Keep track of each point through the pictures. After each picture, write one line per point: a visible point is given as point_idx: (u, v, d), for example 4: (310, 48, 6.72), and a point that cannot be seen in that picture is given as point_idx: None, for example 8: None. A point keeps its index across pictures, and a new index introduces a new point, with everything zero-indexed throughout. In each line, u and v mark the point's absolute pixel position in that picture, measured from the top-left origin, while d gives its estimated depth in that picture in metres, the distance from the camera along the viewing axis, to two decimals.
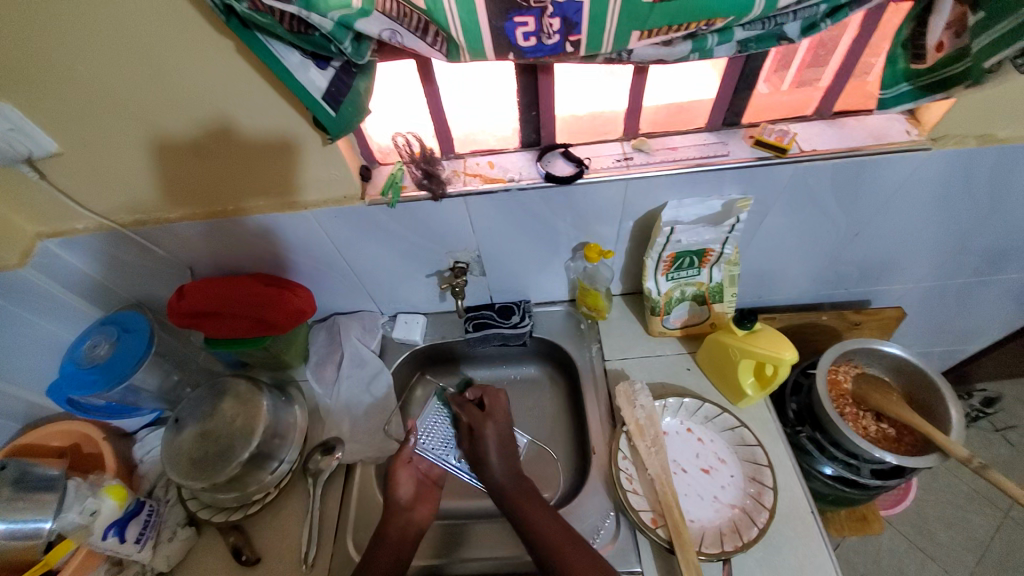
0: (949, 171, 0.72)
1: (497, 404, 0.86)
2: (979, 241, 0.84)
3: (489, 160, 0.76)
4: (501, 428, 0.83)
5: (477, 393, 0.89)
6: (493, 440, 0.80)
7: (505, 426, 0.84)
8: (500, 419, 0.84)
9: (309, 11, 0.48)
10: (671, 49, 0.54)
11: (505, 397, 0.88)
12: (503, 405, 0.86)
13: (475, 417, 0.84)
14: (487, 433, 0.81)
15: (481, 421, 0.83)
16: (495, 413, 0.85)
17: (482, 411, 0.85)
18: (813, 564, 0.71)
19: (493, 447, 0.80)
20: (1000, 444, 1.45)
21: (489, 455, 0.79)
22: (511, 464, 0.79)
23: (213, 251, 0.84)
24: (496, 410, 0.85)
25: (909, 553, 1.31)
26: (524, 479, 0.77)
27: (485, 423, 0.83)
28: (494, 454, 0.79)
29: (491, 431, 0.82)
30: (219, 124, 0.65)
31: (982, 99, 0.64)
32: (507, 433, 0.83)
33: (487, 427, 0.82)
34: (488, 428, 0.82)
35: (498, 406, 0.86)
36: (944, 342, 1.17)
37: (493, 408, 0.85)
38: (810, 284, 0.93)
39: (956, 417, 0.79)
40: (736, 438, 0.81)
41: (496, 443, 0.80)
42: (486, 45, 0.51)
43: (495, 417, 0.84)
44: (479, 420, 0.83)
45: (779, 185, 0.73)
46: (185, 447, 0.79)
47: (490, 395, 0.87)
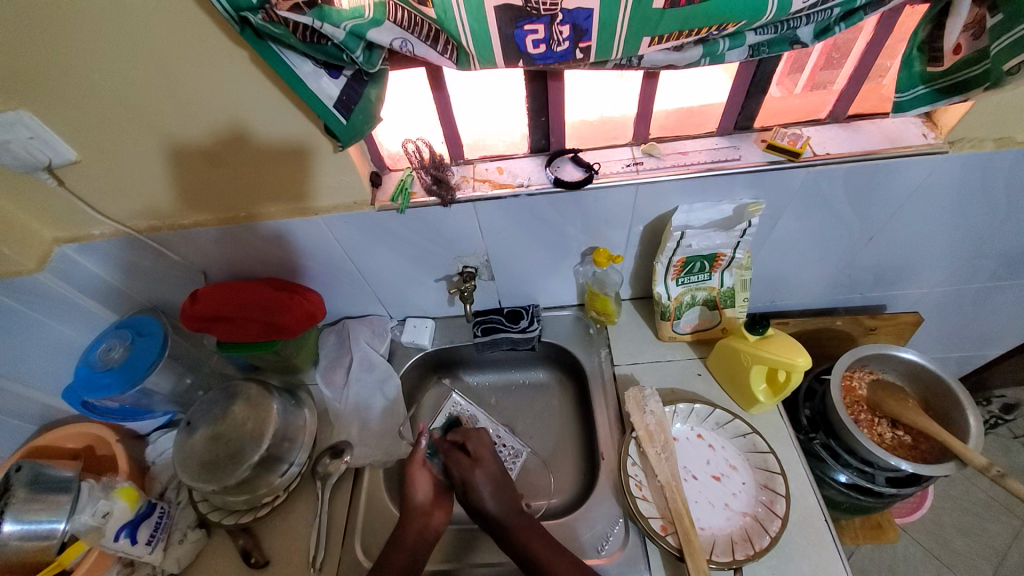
0: (967, 173, 0.71)
1: (483, 446, 0.82)
2: (997, 245, 0.83)
3: (497, 166, 0.76)
4: (491, 471, 0.78)
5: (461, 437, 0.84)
6: (484, 485, 0.76)
7: (494, 469, 0.79)
8: (487, 460, 0.80)
9: (323, 22, 0.48)
10: (681, 54, 0.54)
11: (489, 438, 0.84)
12: (488, 447, 0.82)
13: (462, 465, 0.78)
14: (477, 481, 0.76)
15: (470, 468, 0.77)
16: (483, 457, 0.80)
17: (469, 457, 0.80)
18: (825, 574, 0.69)
19: (486, 491, 0.75)
20: (1020, 451, 1.42)
21: (480, 496, 0.75)
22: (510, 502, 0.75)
23: (225, 256, 0.85)
24: (483, 453, 0.80)
25: (926, 562, 1.28)
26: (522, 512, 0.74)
27: (472, 470, 0.77)
28: (487, 499, 0.74)
29: (481, 477, 0.77)
30: (233, 131, 0.66)
31: (1000, 101, 0.63)
32: (501, 475, 0.78)
33: (476, 475, 0.77)
34: (477, 475, 0.77)
35: (485, 448, 0.81)
36: (961, 348, 1.15)
37: (479, 453, 0.80)
38: (823, 289, 0.92)
39: (975, 426, 0.77)
40: (748, 444, 0.80)
41: (489, 488, 0.76)
42: (496, 53, 0.51)
43: (482, 461, 0.79)
44: (468, 468, 0.78)
45: (791, 189, 0.72)
46: (197, 450, 0.80)
47: (472, 434, 0.83)
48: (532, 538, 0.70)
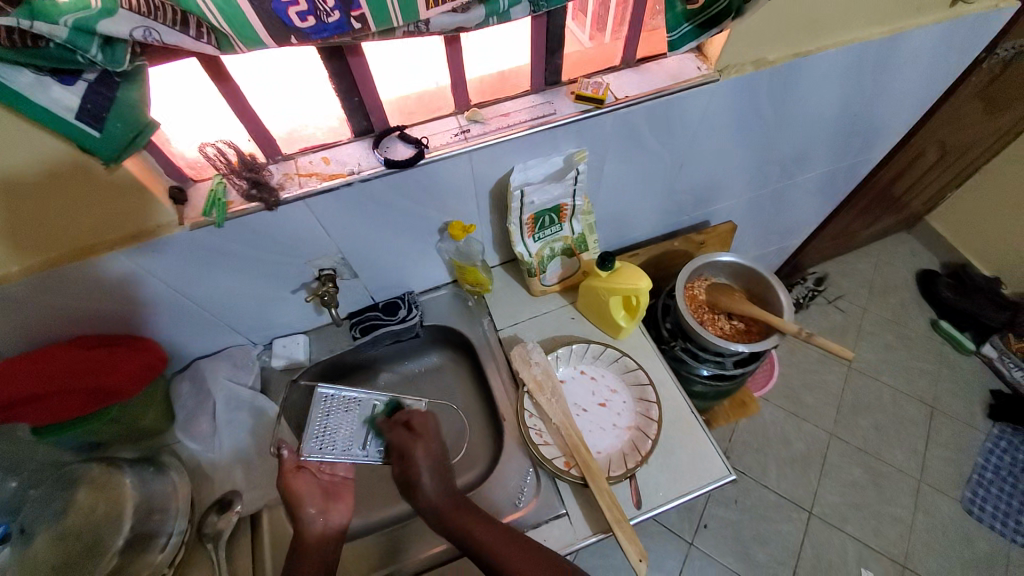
0: (738, 94, 0.83)
1: (426, 424, 0.80)
2: (775, 152, 1.00)
3: (322, 156, 0.71)
4: (434, 448, 0.77)
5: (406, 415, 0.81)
6: (425, 463, 0.74)
7: (436, 447, 0.78)
8: (430, 441, 0.78)
9: (32, 20, 0.41)
10: (467, 15, 0.54)
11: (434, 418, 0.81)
12: (432, 426, 0.80)
13: (404, 439, 0.77)
14: (416, 456, 0.75)
15: (411, 443, 0.76)
16: (424, 434, 0.78)
17: (412, 433, 0.78)
18: (699, 454, 0.81)
19: (425, 469, 0.74)
20: (833, 313, 1.79)
21: (422, 477, 0.73)
22: (445, 483, 0.74)
23: (7, 328, 0.69)
24: (428, 432, 0.79)
25: (787, 420, 1.58)
26: (460, 493, 0.73)
27: (415, 445, 0.76)
28: (425, 474, 0.73)
29: (423, 454, 0.75)
30: (0, 158, 0.52)
31: (747, 29, 0.74)
32: (440, 454, 0.77)
33: (418, 450, 0.75)
34: (417, 451, 0.75)
35: (427, 425, 0.80)
36: (775, 242, 1.39)
37: (423, 431, 0.79)
38: (659, 217, 1.04)
39: (785, 301, 0.94)
40: (621, 367, 0.89)
41: (429, 467, 0.74)
42: (258, 30, 0.47)
43: (424, 438, 0.77)
44: (410, 444, 0.76)
45: (608, 133, 0.79)
46: (41, 556, 0.67)
47: (417, 417, 0.80)
48: (468, 515, 0.69)
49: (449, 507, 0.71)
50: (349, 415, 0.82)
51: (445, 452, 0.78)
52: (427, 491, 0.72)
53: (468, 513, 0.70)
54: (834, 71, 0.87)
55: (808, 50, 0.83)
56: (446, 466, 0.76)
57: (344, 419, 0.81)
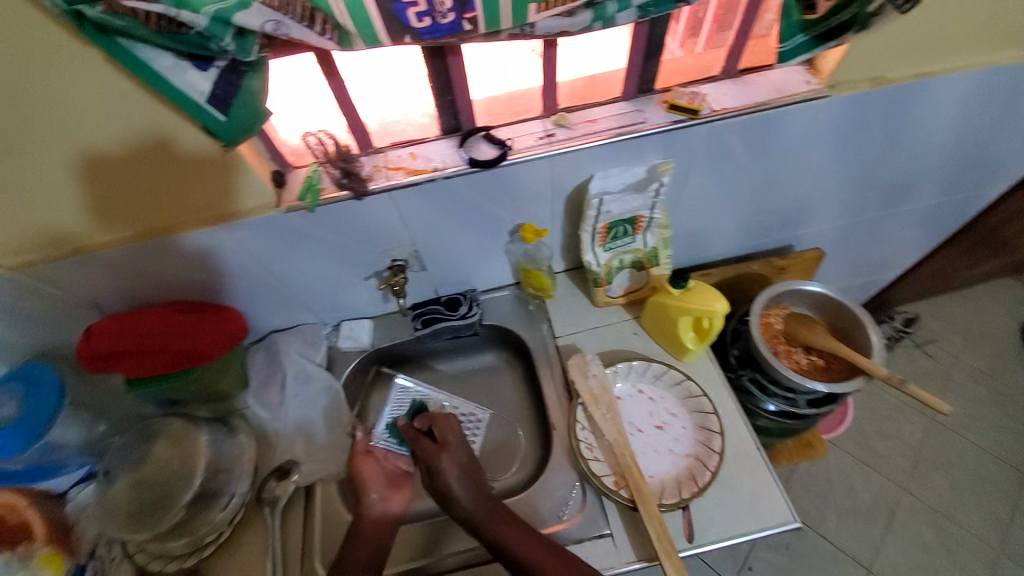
0: (847, 113, 0.77)
1: (451, 433, 0.80)
2: (878, 178, 0.92)
3: (410, 151, 0.73)
4: (458, 456, 0.77)
5: (427, 422, 0.83)
6: (452, 473, 0.74)
7: (461, 453, 0.78)
8: (455, 448, 0.78)
9: (180, 8, 0.45)
10: (573, 20, 0.53)
11: (457, 421, 0.82)
12: (458, 433, 0.81)
13: (428, 449, 0.78)
14: (443, 465, 0.75)
15: (435, 452, 0.77)
16: (449, 441, 0.79)
17: (436, 443, 0.79)
18: (762, 494, 0.76)
19: (452, 475, 0.75)
20: (920, 358, 1.62)
21: (452, 487, 0.73)
22: (479, 492, 0.73)
23: (122, 286, 0.76)
24: (450, 439, 0.79)
25: (854, 468, 1.45)
26: (496, 499, 0.72)
27: (439, 454, 0.77)
28: (455, 484, 0.73)
29: (450, 463, 0.76)
30: (111, 137, 0.58)
31: (864, 45, 0.70)
32: (468, 462, 0.77)
33: (443, 459, 0.76)
34: (444, 461, 0.76)
35: (449, 432, 0.80)
36: (863, 275, 1.28)
37: (446, 438, 0.79)
38: (738, 237, 0.99)
39: (876, 343, 0.87)
40: (683, 391, 0.85)
41: (457, 476, 0.74)
42: (380, 32, 0.49)
43: (448, 446, 0.78)
44: (434, 454, 0.77)
45: (697, 146, 0.76)
46: (119, 500, 0.75)
47: (441, 422, 0.82)
48: (507, 527, 0.68)
49: (484, 515, 0.70)
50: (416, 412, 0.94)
51: (472, 458, 0.78)
52: (461, 499, 0.72)
53: (505, 521, 0.69)
54: (960, 95, 0.79)
55: (936, 70, 0.75)
56: (477, 474, 0.76)
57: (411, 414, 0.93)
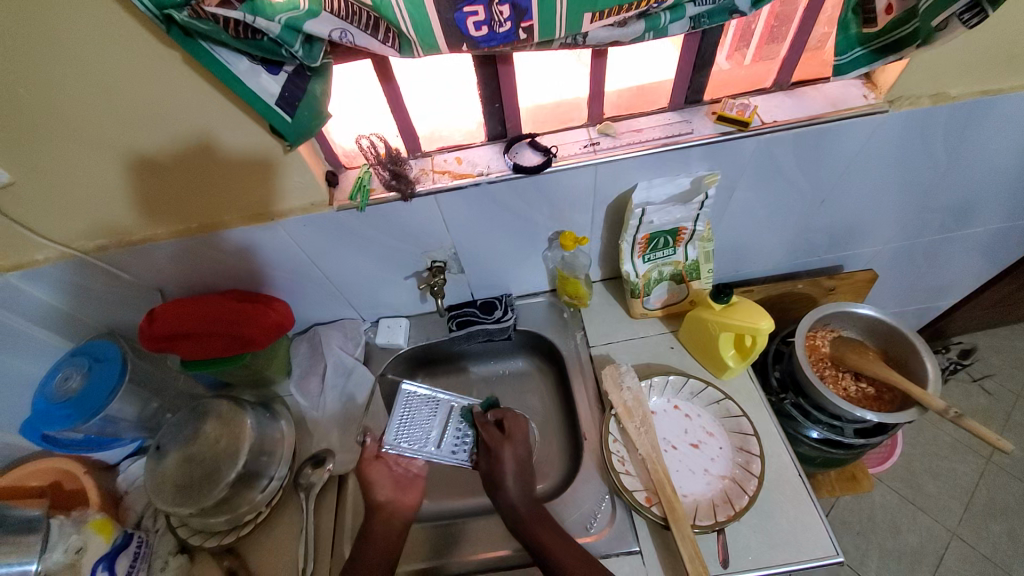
0: (906, 131, 0.73)
1: (519, 428, 0.82)
2: (942, 198, 0.87)
3: (456, 156, 0.75)
4: (520, 452, 0.79)
5: (498, 415, 0.84)
6: (511, 465, 0.77)
7: (523, 452, 0.79)
8: (517, 444, 0.80)
9: (255, 16, 0.48)
10: (626, 30, 0.54)
11: (527, 422, 0.83)
12: (525, 433, 0.82)
13: (496, 438, 0.79)
14: (505, 457, 0.77)
15: (501, 443, 0.79)
16: (516, 435, 0.81)
17: (502, 433, 0.81)
18: (804, 525, 0.72)
19: (511, 472, 0.76)
20: (978, 393, 1.51)
21: (505, 478, 0.75)
22: (527, 490, 0.75)
23: (183, 272, 0.82)
24: (517, 433, 0.81)
25: (901, 507, 1.36)
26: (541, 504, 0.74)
27: (504, 446, 0.78)
28: (509, 477, 0.76)
29: (511, 456, 0.78)
30: (177, 138, 0.63)
31: (930, 60, 0.66)
32: (524, 458, 0.79)
33: (506, 452, 0.78)
34: (506, 451, 0.78)
35: (518, 427, 0.82)
36: (917, 300, 1.21)
37: (514, 431, 0.81)
38: (784, 254, 0.95)
39: (934, 372, 0.81)
40: (722, 410, 0.82)
41: (513, 469, 0.76)
42: (438, 37, 0.51)
43: (514, 439, 0.80)
44: (499, 444, 0.79)
45: (745, 159, 0.74)
46: (169, 473, 0.77)
47: (511, 418, 0.83)
48: (550, 533, 0.70)
49: (528, 514, 0.72)
50: (428, 412, 0.87)
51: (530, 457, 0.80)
52: (509, 492, 0.74)
53: (549, 528, 0.70)
54: None
55: (1007, 87, 0.71)
56: (528, 471, 0.77)
57: (423, 416, 0.86)
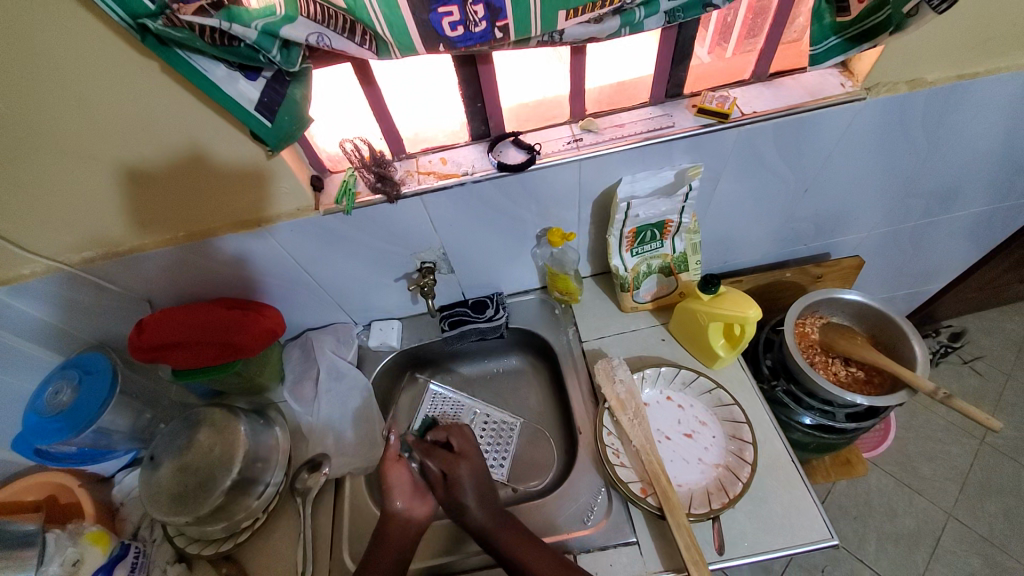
0: (885, 117, 0.74)
1: (466, 442, 0.83)
2: (923, 183, 0.88)
3: (441, 157, 0.76)
4: (476, 466, 0.79)
5: (443, 435, 0.84)
6: (468, 482, 0.76)
7: (478, 464, 0.80)
8: (470, 459, 0.80)
9: (231, 23, 0.48)
10: (601, 26, 0.54)
11: (472, 434, 0.85)
12: (473, 447, 0.83)
13: (446, 460, 0.79)
14: (461, 476, 0.77)
15: (454, 463, 0.79)
16: (466, 452, 0.81)
17: (452, 452, 0.81)
18: (798, 510, 0.73)
19: (469, 489, 0.75)
20: (969, 375, 1.52)
21: (465, 496, 0.74)
22: (489, 503, 0.74)
23: (171, 282, 0.82)
24: (467, 450, 0.81)
25: (896, 490, 1.37)
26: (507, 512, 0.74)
27: (457, 465, 0.78)
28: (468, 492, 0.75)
29: (466, 472, 0.77)
30: (159, 147, 0.63)
31: (906, 46, 0.67)
32: (482, 472, 0.79)
33: (461, 470, 0.77)
34: (461, 470, 0.78)
35: (467, 444, 0.82)
36: (905, 285, 1.22)
37: (463, 449, 0.81)
38: (771, 244, 0.96)
39: (922, 355, 0.82)
40: (714, 399, 0.83)
41: (473, 485, 0.76)
42: (414, 39, 0.51)
43: (468, 456, 0.80)
44: (452, 464, 0.78)
45: (727, 150, 0.75)
46: (164, 483, 0.76)
47: (457, 435, 0.84)
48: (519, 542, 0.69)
49: (495, 526, 0.71)
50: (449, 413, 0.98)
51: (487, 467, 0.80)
52: (471, 510, 0.73)
53: (515, 531, 0.71)
54: (1006, 97, 0.75)
55: (981, 71, 0.72)
56: (489, 486, 0.77)
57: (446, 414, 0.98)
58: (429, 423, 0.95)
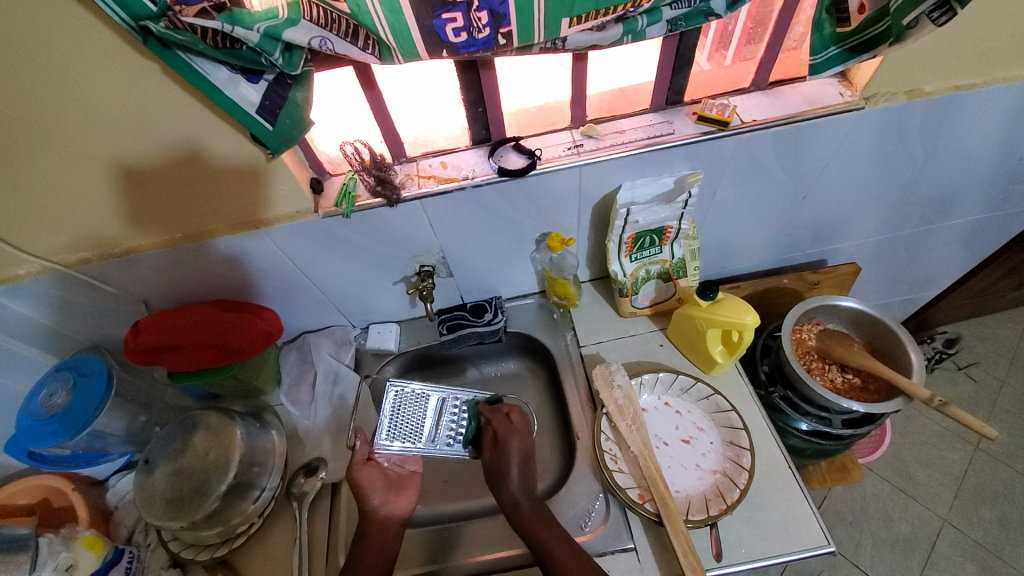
0: (883, 126, 0.75)
1: (524, 423, 0.82)
2: (919, 191, 0.88)
3: (441, 161, 0.76)
4: (526, 443, 0.79)
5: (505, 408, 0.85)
6: (516, 454, 0.77)
7: (530, 443, 0.80)
8: (518, 442, 0.79)
9: (234, 25, 0.48)
10: (604, 34, 0.54)
11: (528, 421, 0.83)
12: (525, 432, 0.81)
13: (501, 428, 0.80)
14: (510, 447, 0.78)
15: (507, 434, 0.80)
16: (521, 429, 0.81)
17: (510, 423, 0.81)
18: (795, 517, 0.73)
19: (515, 459, 0.77)
20: (964, 382, 1.54)
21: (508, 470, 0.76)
22: (529, 486, 0.75)
23: (168, 283, 0.81)
24: (523, 426, 0.81)
25: (892, 496, 1.38)
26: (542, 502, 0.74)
27: (511, 437, 0.79)
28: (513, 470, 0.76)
29: (516, 446, 0.78)
30: (154, 147, 0.62)
31: (904, 57, 0.68)
32: (531, 451, 0.79)
33: (513, 441, 0.79)
34: (512, 443, 0.78)
35: (524, 423, 0.82)
36: (901, 292, 1.23)
37: (521, 424, 0.81)
38: (769, 250, 0.97)
39: (917, 362, 0.82)
40: (712, 406, 0.83)
41: (519, 460, 0.77)
42: (417, 44, 0.51)
43: (521, 432, 0.80)
44: (505, 433, 0.80)
45: (727, 157, 0.75)
46: (159, 487, 0.76)
47: (511, 413, 0.83)
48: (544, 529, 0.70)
49: (530, 511, 0.72)
50: (415, 408, 0.87)
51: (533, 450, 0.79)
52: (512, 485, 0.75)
53: (549, 526, 0.70)
54: (1000, 108, 0.76)
55: (976, 82, 0.72)
56: (533, 465, 0.78)
57: (412, 412, 0.87)
58: (396, 427, 0.85)
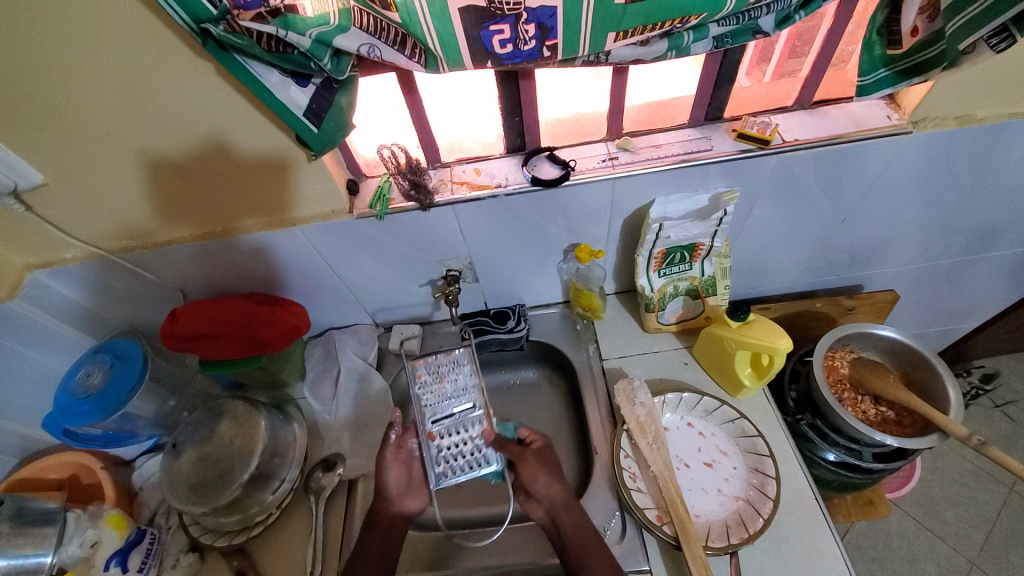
0: (931, 151, 0.72)
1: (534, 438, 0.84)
2: (965, 220, 0.85)
3: (475, 167, 0.76)
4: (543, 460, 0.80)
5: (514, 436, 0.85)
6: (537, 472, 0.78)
7: (546, 458, 0.80)
8: (539, 452, 0.81)
9: (287, 30, 0.49)
10: (648, 48, 0.54)
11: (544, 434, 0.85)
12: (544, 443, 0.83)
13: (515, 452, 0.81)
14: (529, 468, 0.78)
15: (520, 456, 0.80)
16: (534, 447, 0.82)
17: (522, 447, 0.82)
18: (820, 552, 0.71)
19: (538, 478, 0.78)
20: (1001, 420, 1.46)
21: (536, 469, 0.78)
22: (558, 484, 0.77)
23: (204, 273, 0.83)
24: (535, 444, 0.82)
25: (918, 534, 1.32)
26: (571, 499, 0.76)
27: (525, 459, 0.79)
28: (539, 464, 0.79)
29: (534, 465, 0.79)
30: (197, 145, 0.65)
31: (959, 82, 0.65)
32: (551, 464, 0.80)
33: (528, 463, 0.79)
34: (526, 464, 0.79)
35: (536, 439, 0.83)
36: (939, 323, 1.18)
37: (533, 445, 0.82)
38: (801, 272, 0.94)
39: (955, 397, 0.79)
40: (736, 429, 0.81)
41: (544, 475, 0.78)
42: (464, 54, 0.52)
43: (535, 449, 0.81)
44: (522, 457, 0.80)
45: (765, 176, 0.74)
46: (184, 472, 0.78)
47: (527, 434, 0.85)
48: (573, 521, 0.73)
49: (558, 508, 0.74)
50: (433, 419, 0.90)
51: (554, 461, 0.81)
52: (541, 486, 0.77)
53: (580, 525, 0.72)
54: None
55: None
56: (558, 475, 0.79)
57: None
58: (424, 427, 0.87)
